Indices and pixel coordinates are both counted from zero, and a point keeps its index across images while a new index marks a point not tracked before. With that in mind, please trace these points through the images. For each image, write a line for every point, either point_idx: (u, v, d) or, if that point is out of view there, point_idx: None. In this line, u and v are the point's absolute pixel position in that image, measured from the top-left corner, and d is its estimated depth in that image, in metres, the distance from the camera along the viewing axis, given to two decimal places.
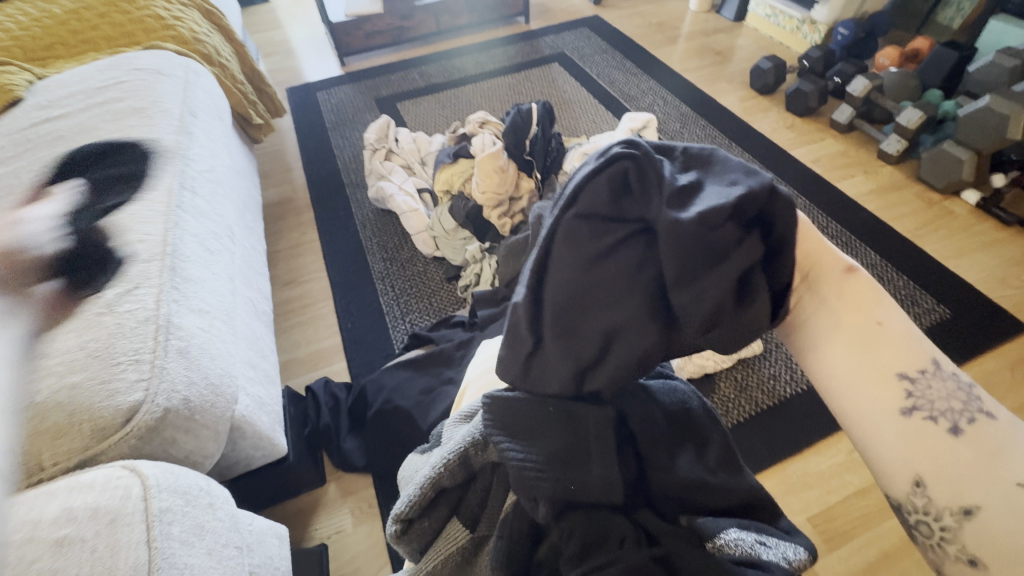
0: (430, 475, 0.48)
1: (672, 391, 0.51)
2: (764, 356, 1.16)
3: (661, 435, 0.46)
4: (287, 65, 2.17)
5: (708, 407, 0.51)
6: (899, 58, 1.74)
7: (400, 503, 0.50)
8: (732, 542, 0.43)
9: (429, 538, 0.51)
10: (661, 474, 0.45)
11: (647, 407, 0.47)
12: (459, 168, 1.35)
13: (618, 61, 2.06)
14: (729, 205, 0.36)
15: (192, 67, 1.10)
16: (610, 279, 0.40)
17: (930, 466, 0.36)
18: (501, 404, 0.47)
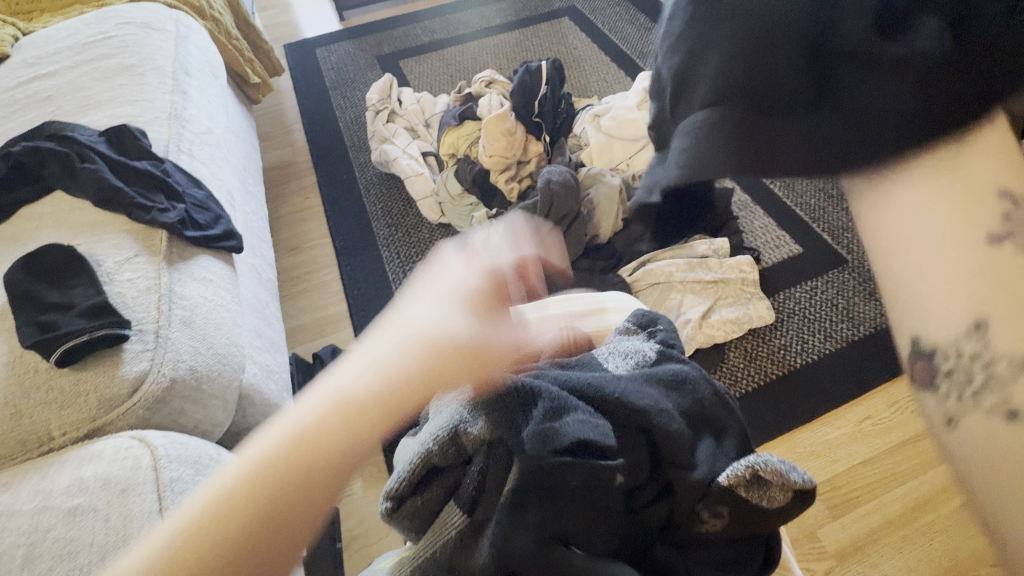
0: (420, 452, 0.42)
1: (683, 385, 0.44)
2: (776, 327, 1.14)
3: (682, 433, 0.41)
4: (285, 20, 2.07)
5: (720, 391, 0.45)
6: None
7: (392, 479, 0.43)
8: (761, 461, 0.39)
9: (426, 521, 0.43)
10: (682, 473, 0.40)
11: (655, 397, 0.42)
12: (465, 130, 1.30)
13: (632, 14, 1.96)
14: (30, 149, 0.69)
15: (183, 21, 1.05)
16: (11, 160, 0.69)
17: (1002, 307, 0.29)
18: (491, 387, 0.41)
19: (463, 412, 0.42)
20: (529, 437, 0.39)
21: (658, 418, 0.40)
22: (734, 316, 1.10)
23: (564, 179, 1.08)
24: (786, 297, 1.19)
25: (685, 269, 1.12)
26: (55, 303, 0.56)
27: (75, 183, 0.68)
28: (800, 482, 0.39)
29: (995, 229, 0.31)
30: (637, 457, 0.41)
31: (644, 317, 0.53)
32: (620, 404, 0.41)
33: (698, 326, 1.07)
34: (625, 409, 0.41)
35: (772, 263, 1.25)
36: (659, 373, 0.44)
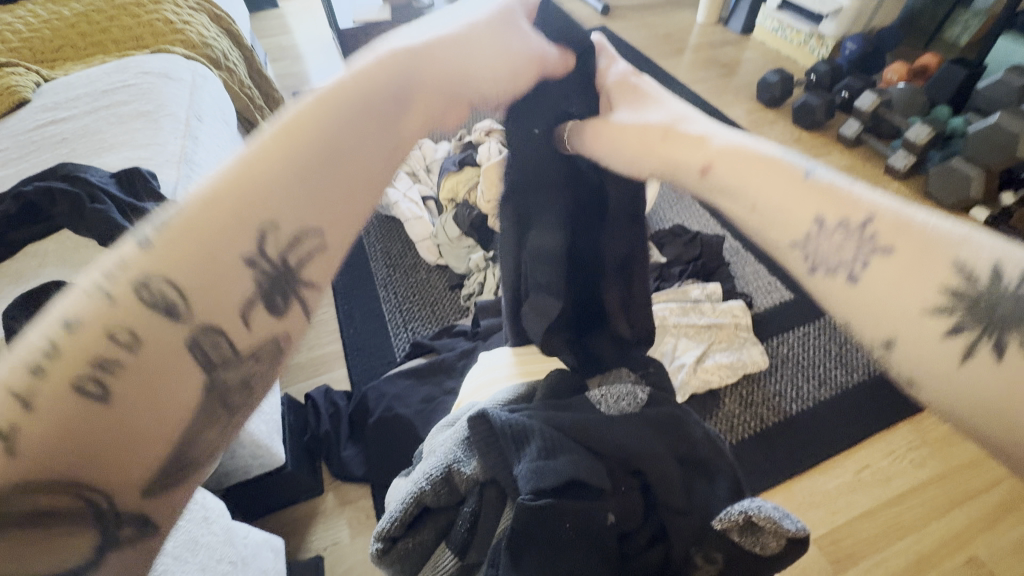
0: (413, 491, 0.41)
1: (674, 424, 0.43)
2: (770, 372, 1.14)
3: (674, 474, 0.40)
4: (296, 70, 2.18)
5: (710, 432, 0.45)
6: (907, 74, 1.77)
7: (383, 519, 0.41)
8: (755, 507, 0.37)
9: (418, 564, 0.42)
10: (676, 516, 0.40)
11: (646, 438, 0.41)
12: (464, 176, 1.35)
13: None
14: (37, 189, 0.70)
15: (201, 71, 1.11)
16: (16, 199, 0.70)
17: (899, 324, 0.38)
18: (487, 425, 0.41)
19: (458, 452, 0.42)
20: (523, 475, 0.38)
21: (649, 459, 0.40)
22: (728, 361, 1.10)
23: None
24: (779, 342, 1.20)
25: (679, 313, 1.13)
26: None
27: (80, 220, 0.69)
28: (794, 528, 0.38)
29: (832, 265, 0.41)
30: (633, 501, 0.40)
31: (637, 360, 0.60)
32: (612, 445, 0.41)
33: (693, 371, 1.08)
34: (616, 450, 0.40)
35: (765, 308, 1.27)
36: (653, 415, 0.43)
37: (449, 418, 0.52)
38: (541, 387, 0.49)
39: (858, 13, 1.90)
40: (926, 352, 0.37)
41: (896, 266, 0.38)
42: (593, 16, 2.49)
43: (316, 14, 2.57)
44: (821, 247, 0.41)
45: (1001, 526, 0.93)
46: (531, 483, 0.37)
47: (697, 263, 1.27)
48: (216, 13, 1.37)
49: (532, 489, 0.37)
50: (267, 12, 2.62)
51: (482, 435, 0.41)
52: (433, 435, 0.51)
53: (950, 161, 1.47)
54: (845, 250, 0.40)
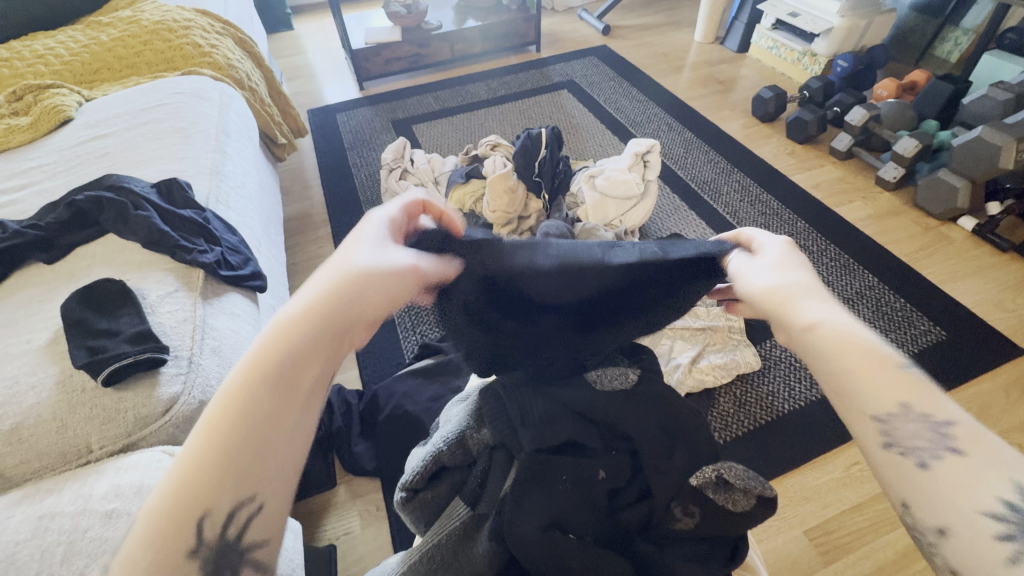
0: (431, 451, 0.47)
1: (659, 399, 0.48)
2: (764, 373, 1.19)
3: (659, 440, 0.46)
4: (310, 88, 2.29)
5: (697, 409, 0.49)
6: (897, 90, 1.84)
7: (407, 473, 0.48)
8: (724, 465, 0.46)
9: (435, 513, 0.48)
10: (659, 475, 0.44)
11: (634, 409, 0.47)
12: (470, 188, 1.43)
13: (625, 89, 2.19)
14: (85, 199, 0.78)
15: (227, 91, 1.20)
16: (68, 208, 0.78)
17: (913, 492, 0.37)
18: (497, 396, 0.47)
19: (470, 418, 0.48)
20: (525, 437, 0.44)
21: (636, 427, 0.46)
22: (723, 362, 1.15)
23: (562, 233, 1.17)
24: (772, 345, 1.25)
25: None
26: (104, 330, 0.62)
27: (124, 225, 0.76)
28: (760, 487, 0.44)
29: (882, 416, 0.38)
30: (623, 465, 0.45)
31: (630, 347, 0.59)
32: (603, 413, 0.46)
33: (688, 371, 1.13)
34: (607, 418, 0.46)
35: None
36: (643, 389, 0.49)
37: (464, 394, 0.57)
38: (546, 366, 0.55)
39: (847, 33, 1.99)
40: (971, 549, 0.33)
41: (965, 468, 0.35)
42: (595, 36, 2.59)
43: (329, 35, 2.70)
44: (901, 425, 0.38)
45: None
46: (532, 443, 0.43)
47: None
48: (240, 38, 1.47)
49: (532, 448, 0.43)
50: (284, 34, 2.75)
51: (491, 405, 0.47)
52: (449, 409, 0.57)
53: (937, 172, 1.53)
54: (920, 436, 0.37)
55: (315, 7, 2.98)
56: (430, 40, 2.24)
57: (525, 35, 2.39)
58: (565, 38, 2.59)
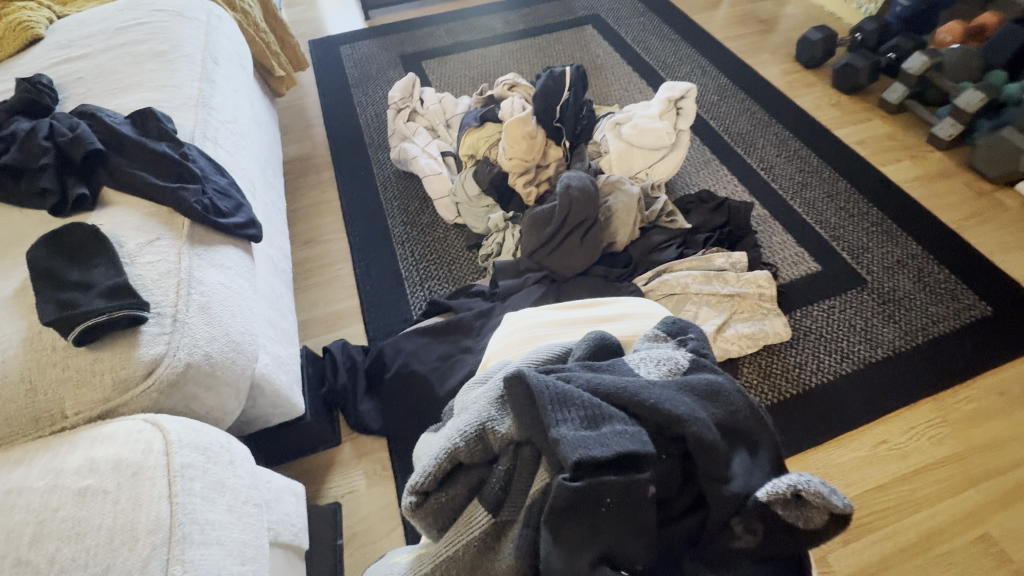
0: (448, 447, 0.42)
1: (713, 393, 0.41)
2: (792, 344, 1.12)
3: (721, 446, 0.39)
4: (311, 16, 2.10)
5: (753, 402, 0.42)
6: (963, 34, 1.64)
7: (417, 473, 0.43)
8: (801, 483, 0.36)
9: (449, 516, 0.43)
10: (717, 486, 0.38)
11: (691, 406, 0.39)
12: (486, 132, 1.30)
13: (656, 26, 1.98)
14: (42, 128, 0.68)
15: (214, 10, 1.06)
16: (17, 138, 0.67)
17: None
18: (523, 387, 0.40)
19: (492, 410, 0.42)
20: (568, 442, 0.36)
21: (695, 427, 0.38)
22: (750, 331, 1.08)
23: (584, 185, 1.09)
24: (803, 314, 1.17)
25: (702, 281, 1.10)
26: (75, 282, 0.55)
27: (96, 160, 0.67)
28: (841, 504, 0.37)
29: None
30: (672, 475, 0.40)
31: (675, 325, 0.50)
32: (653, 411, 0.39)
33: (713, 340, 1.06)
34: (660, 416, 0.39)
35: (791, 279, 1.23)
36: (696, 380, 0.42)
37: (480, 377, 0.52)
38: (578, 348, 0.48)
39: None
40: None
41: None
42: None
43: None
44: None
45: (1017, 506, 0.93)
46: (577, 452, 0.35)
47: (722, 231, 1.24)
48: None
49: (576, 460, 0.35)
50: None
51: (521, 399, 0.40)
52: (463, 393, 0.51)
53: (1001, 130, 1.38)
54: None
55: None
56: None
57: None
58: None
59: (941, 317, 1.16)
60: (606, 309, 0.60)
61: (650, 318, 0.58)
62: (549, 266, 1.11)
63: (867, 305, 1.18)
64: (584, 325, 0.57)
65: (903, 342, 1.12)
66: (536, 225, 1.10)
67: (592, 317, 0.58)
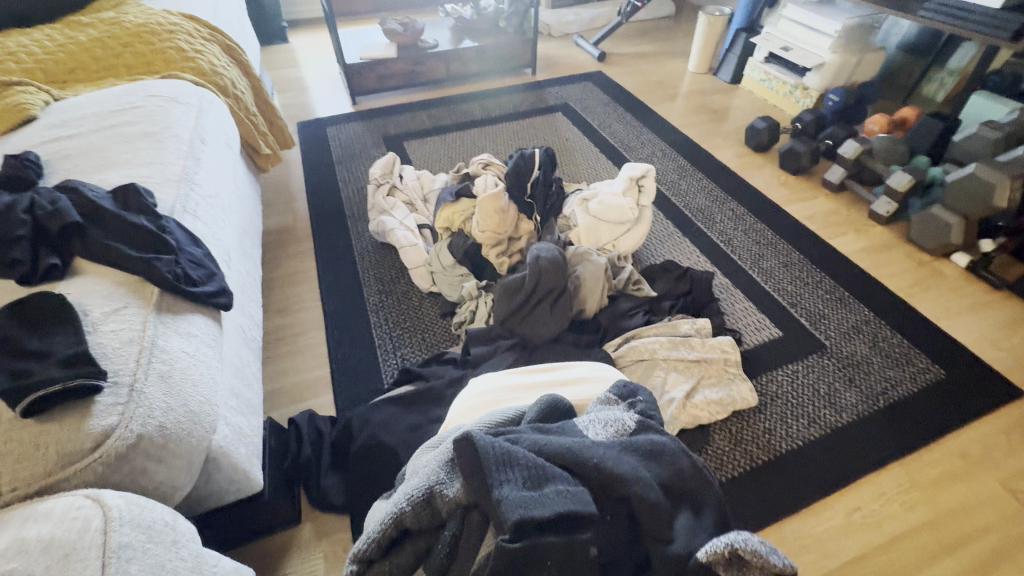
0: (394, 512, 0.41)
1: (657, 453, 0.44)
2: (760, 409, 1.14)
3: (663, 505, 0.40)
4: (302, 101, 2.25)
5: (698, 464, 0.45)
6: (888, 125, 1.85)
7: (361, 539, 0.42)
8: (740, 542, 0.37)
9: None
10: (659, 547, 0.39)
11: (633, 466, 0.41)
12: (460, 207, 1.37)
13: (619, 114, 2.18)
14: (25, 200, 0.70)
15: (207, 96, 1.14)
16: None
17: None
18: (471, 448, 0.40)
19: (441, 473, 0.42)
20: (510, 502, 0.37)
21: (637, 487, 0.40)
22: (718, 397, 1.10)
23: (553, 256, 1.14)
24: (768, 379, 1.20)
25: (669, 347, 1.13)
26: (31, 351, 0.55)
27: (71, 232, 0.69)
28: (780, 563, 0.38)
29: None
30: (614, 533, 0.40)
31: (625, 387, 0.53)
32: (596, 471, 0.40)
33: (682, 406, 1.07)
34: (602, 476, 0.40)
35: (754, 344, 1.28)
36: (640, 442, 0.44)
37: (434, 440, 0.51)
38: (530, 411, 0.49)
39: (840, 66, 2.02)
40: None
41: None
42: (590, 62, 2.62)
43: (325, 49, 2.68)
44: None
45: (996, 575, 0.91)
46: (516, 512, 0.36)
47: (686, 299, 1.29)
48: (227, 44, 1.43)
49: (516, 520, 0.36)
50: (278, 47, 2.72)
51: (467, 460, 0.40)
52: (417, 457, 0.51)
53: (930, 208, 1.52)
54: None
55: (312, 22, 2.98)
56: (425, 57, 2.22)
57: (521, 57, 2.39)
58: (561, 62, 2.60)
59: (898, 381, 1.20)
60: (564, 373, 0.62)
61: (606, 381, 0.60)
62: (519, 333, 1.13)
63: (828, 370, 1.23)
64: (542, 389, 0.58)
65: (864, 405, 1.15)
66: (507, 293, 1.13)
67: (550, 380, 0.60)
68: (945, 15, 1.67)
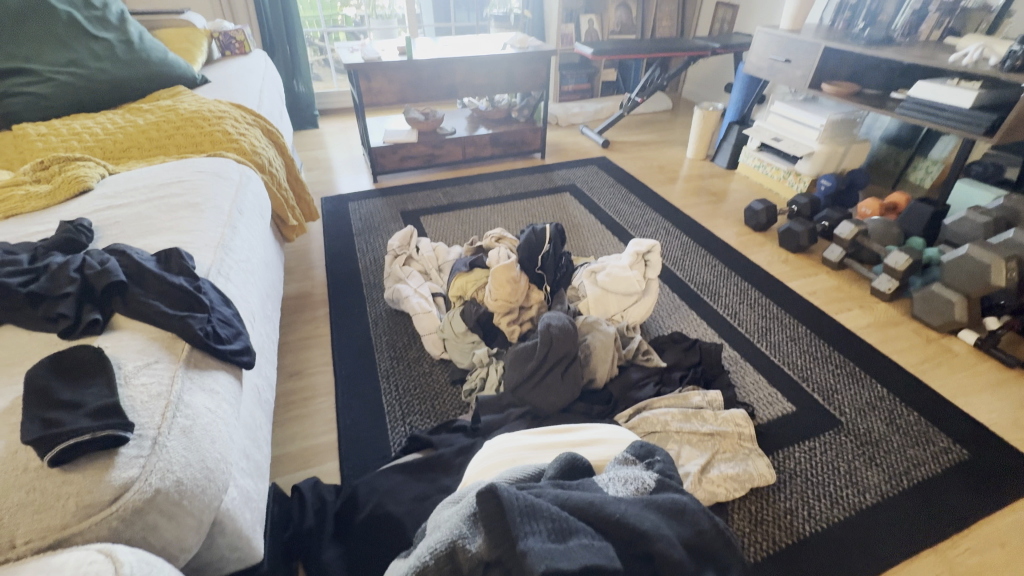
0: (415, 566, 0.41)
1: (679, 511, 0.44)
2: (779, 488, 1.10)
3: (687, 564, 0.40)
4: (327, 179, 2.42)
5: (720, 526, 0.44)
6: (880, 208, 1.96)
7: None
8: None
9: None
10: None
11: (656, 522, 0.41)
12: (474, 276, 1.43)
13: (623, 195, 2.32)
14: (76, 260, 0.76)
15: (247, 173, 1.25)
16: (51, 267, 0.75)
17: None
18: (496, 500, 0.40)
19: (463, 527, 0.42)
20: (536, 554, 0.37)
21: (660, 543, 0.40)
22: (734, 473, 1.07)
23: (563, 324, 1.17)
24: (785, 456, 1.17)
25: (681, 419, 1.12)
26: (66, 401, 0.56)
27: (114, 290, 0.74)
28: None
29: None
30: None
31: (642, 448, 0.54)
32: (619, 526, 0.40)
33: (698, 481, 1.03)
34: (625, 531, 0.40)
35: (768, 418, 1.26)
36: (661, 499, 0.44)
37: (454, 496, 0.51)
38: (550, 467, 0.50)
39: (829, 156, 2.18)
40: None
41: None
42: (595, 148, 2.83)
43: (351, 134, 2.93)
44: None
45: None
46: (543, 563, 0.36)
47: (696, 370, 1.29)
48: (267, 128, 1.58)
49: (543, 572, 0.36)
50: (308, 131, 2.98)
51: (491, 513, 0.40)
52: (437, 512, 0.51)
53: (931, 285, 1.56)
54: None
55: (341, 111, 3.28)
56: (443, 142, 2.42)
57: (531, 143, 2.59)
58: (568, 148, 2.82)
59: (920, 460, 1.17)
60: (580, 434, 0.62)
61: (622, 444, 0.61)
62: (530, 400, 1.13)
63: (846, 447, 1.19)
64: (559, 448, 0.59)
65: (888, 485, 1.11)
66: (519, 360, 1.16)
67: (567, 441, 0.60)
68: (921, 113, 1.83)
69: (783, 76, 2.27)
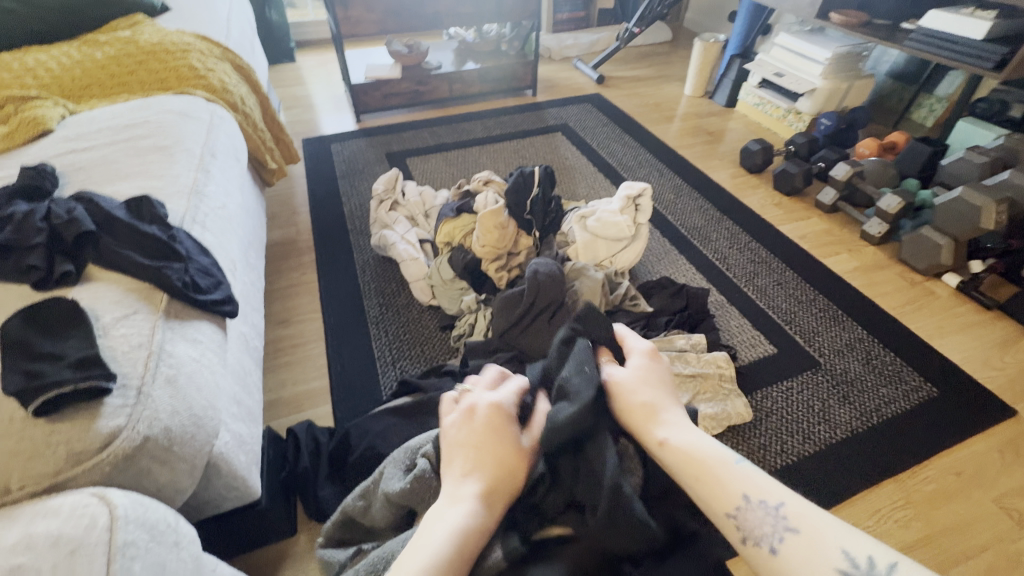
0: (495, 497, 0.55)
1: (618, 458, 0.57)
2: (754, 426, 1.15)
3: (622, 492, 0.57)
4: (307, 118, 2.31)
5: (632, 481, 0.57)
6: (879, 149, 1.91)
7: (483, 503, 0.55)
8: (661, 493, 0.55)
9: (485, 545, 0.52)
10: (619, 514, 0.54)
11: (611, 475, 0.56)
12: (461, 222, 1.41)
13: (616, 135, 2.24)
14: (39, 209, 0.73)
15: (218, 113, 1.18)
16: (14, 217, 0.72)
17: None
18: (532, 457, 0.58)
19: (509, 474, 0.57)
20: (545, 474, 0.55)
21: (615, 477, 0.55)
22: (714, 412, 1.11)
23: (551, 271, 1.17)
24: (763, 395, 1.22)
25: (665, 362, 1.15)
26: (45, 353, 0.56)
27: (83, 241, 0.71)
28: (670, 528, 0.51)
29: None
30: (586, 554, 0.49)
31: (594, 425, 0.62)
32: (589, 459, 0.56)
33: None
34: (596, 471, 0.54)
35: (749, 360, 1.30)
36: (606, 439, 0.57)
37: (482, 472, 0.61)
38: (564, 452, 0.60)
39: (831, 93, 2.09)
40: None
41: (802, 547, 0.45)
42: (589, 84, 2.69)
43: (331, 69, 2.75)
44: None
45: None
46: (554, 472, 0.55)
47: (683, 314, 1.31)
48: (238, 63, 1.48)
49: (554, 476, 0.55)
50: (285, 66, 2.80)
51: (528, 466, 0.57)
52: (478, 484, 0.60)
53: (921, 229, 1.56)
54: None
55: (319, 43, 3.07)
56: (428, 78, 2.28)
57: (522, 79, 2.46)
58: (560, 84, 2.68)
59: (891, 399, 1.22)
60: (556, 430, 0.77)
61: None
62: (517, 346, 1.15)
63: (822, 387, 1.24)
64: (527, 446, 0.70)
65: (858, 422, 1.17)
66: (507, 306, 1.16)
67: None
68: (931, 46, 1.74)
69: (790, 4, 2.13)
